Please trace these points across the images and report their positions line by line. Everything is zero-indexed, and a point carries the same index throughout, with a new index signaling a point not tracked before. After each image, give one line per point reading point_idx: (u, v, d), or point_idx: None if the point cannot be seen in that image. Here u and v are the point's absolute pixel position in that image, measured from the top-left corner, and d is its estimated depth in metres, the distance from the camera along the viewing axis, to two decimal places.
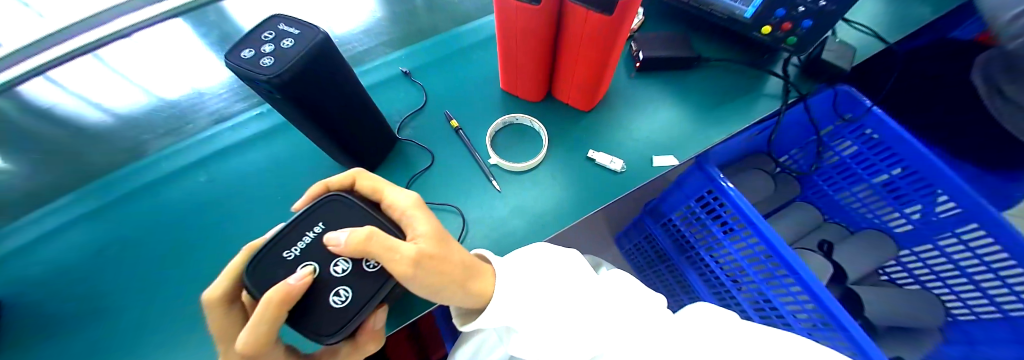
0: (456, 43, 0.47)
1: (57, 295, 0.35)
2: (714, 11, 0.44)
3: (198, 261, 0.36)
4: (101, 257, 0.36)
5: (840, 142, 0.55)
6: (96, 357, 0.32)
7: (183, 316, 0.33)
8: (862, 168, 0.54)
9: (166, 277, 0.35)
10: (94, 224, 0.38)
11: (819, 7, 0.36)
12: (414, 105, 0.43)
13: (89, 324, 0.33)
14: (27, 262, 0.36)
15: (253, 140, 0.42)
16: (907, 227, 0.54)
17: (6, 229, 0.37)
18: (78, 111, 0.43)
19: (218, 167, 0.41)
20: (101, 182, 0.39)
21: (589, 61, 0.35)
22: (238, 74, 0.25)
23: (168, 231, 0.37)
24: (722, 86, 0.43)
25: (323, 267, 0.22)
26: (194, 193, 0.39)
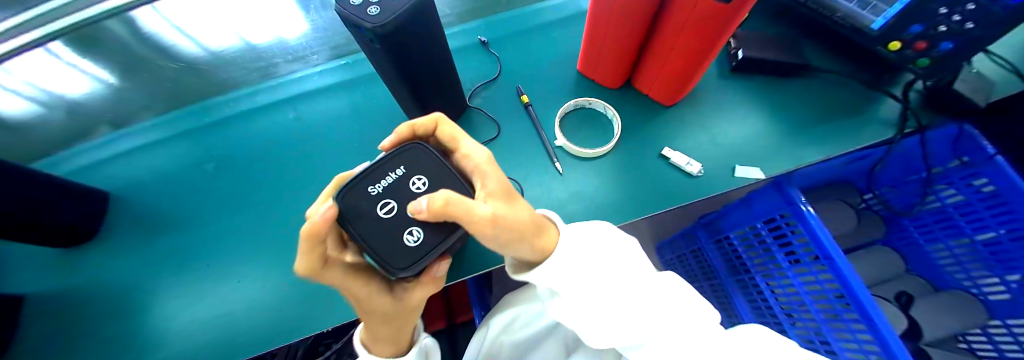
0: (536, 18, 0.46)
1: (163, 197, 0.40)
2: (834, 17, 0.39)
3: (275, 191, 0.39)
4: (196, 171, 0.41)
5: (946, 187, 0.48)
6: (192, 254, 0.37)
7: (260, 236, 0.37)
8: (967, 222, 0.47)
9: (247, 200, 0.39)
10: (192, 143, 0.42)
11: (964, 29, 0.31)
12: (487, 76, 0.43)
13: (186, 225, 0.38)
14: (140, 164, 0.42)
15: (333, 88, 0.44)
16: (1003, 296, 0.46)
17: (125, 132, 0.43)
18: (178, 42, 0.41)
19: (296, 108, 0.43)
20: (204, 108, 0.44)
21: (683, 54, 0.33)
22: (347, 21, 0.26)
23: (251, 159, 0.41)
24: (825, 104, 0.39)
25: (401, 206, 0.21)
26: (275, 128, 0.42)
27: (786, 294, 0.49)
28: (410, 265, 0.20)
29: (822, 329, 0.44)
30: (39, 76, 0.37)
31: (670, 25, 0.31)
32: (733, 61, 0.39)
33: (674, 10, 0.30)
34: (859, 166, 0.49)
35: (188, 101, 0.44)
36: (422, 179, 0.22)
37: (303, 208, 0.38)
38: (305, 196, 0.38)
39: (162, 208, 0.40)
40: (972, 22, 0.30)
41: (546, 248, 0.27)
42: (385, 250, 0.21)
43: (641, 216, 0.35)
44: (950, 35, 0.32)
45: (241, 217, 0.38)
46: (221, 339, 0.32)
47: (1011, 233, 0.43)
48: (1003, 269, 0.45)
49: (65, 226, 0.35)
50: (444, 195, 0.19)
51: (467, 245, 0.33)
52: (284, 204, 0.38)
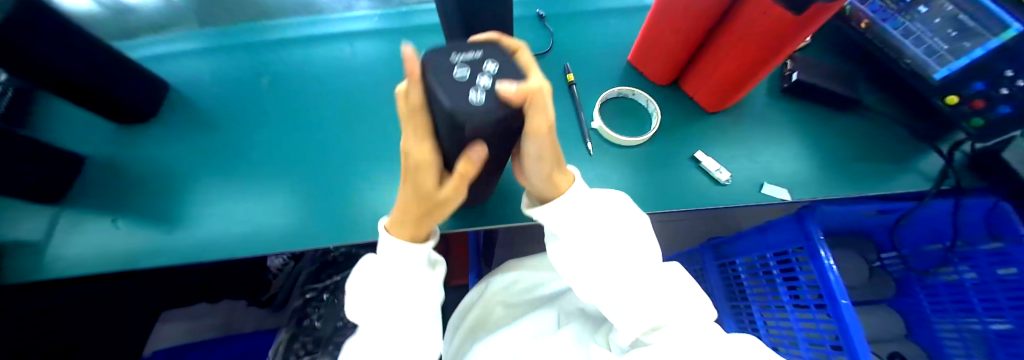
0: (595, 4, 0.46)
1: (213, 99, 0.42)
2: (899, 60, 0.38)
3: (317, 114, 0.41)
4: (248, 81, 0.43)
5: (967, 264, 0.47)
6: (234, 156, 0.39)
7: (298, 152, 0.39)
8: (980, 304, 0.46)
9: (290, 118, 0.41)
10: (248, 55, 0.44)
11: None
12: (538, 49, 0.43)
13: (231, 129, 0.41)
14: (198, 65, 0.44)
15: (390, 30, 0.45)
16: None
17: (188, 33, 0.45)
18: None
19: (350, 43, 0.45)
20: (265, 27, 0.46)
21: (738, 64, 0.33)
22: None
23: (300, 81, 0.43)
24: (865, 144, 0.38)
25: (473, 75, 0.11)
26: (328, 57, 0.44)
27: (779, 328, 0.50)
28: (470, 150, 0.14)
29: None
30: None
31: (728, 35, 0.31)
32: (784, 82, 0.39)
33: (733, 21, 0.29)
34: (882, 217, 0.49)
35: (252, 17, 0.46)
36: (499, 66, 0.12)
37: (344, 135, 0.40)
38: (347, 125, 0.40)
39: (216, 110, 0.42)
40: None
41: (558, 184, 0.27)
42: (449, 117, 0.11)
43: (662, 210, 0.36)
44: (1010, 99, 0.33)
45: (286, 133, 0.40)
46: (251, 236, 0.35)
47: None
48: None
49: (120, 104, 0.37)
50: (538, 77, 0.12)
51: (490, 200, 0.35)
52: (326, 128, 0.40)
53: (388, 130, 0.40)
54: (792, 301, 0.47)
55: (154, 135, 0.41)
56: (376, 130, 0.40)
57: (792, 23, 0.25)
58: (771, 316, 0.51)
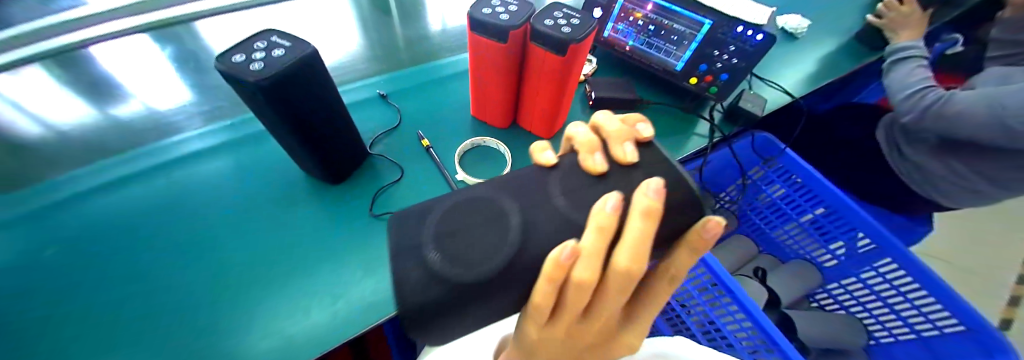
0: (435, 72, 0.52)
1: None
2: (653, 64, 0.53)
3: (141, 265, 0.34)
4: (27, 259, 0.34)
5: (771, 184, 0.62)
6: None
7: (113, 324, 0.31)
8: (790, 208, 0.62)
9: (96, 283, 0.33)
10: (25, 225, 0.35)
11: (732, 63, 0.46)
12: (388, 124, 0.46)
13: None
14: None
15: (231, 146, 0.44)
16: (833, 262, 0.61)
17: None
18: (16, 121, 0.44)
19: (182, 172, 0.41)
20: (63, 177, 0.38)
21: (548, 95, 0.41)
22: (225, 74, 0.27)
23: (112, 235, 0.36)
24: (661, 127, 0.51)
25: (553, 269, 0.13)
26: (151, 194, 0.39)
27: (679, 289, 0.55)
28: (614, 192, 0.16)
29: (710, 315, 0.52)
30: None
31: (533, 73, 0.39)
32: (589, 100, 0.50)
33: (533, 60, 0.38)
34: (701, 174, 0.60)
35: (32, 176, 0.38)
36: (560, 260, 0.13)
37: (185, 277, 0.34)
38: (188, 263, 0.35)
39: None
40: (734, 58, 0.46)
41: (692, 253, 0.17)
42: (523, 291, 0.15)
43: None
44: (723, 69, 0.48)
45: (104, 297, 0.32)
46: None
47: (822, 212, 0.58)
48: (826, 240, 0.60)
49: None
50: (616, 129, 0.19)
51: (375, 285, 0.34)
52: (162, 273, 0.34)
53: (243, 250, 0.36)
54: None
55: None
56: (226, 255, 0.35)
57: (564, 54, 0.34)
58: None
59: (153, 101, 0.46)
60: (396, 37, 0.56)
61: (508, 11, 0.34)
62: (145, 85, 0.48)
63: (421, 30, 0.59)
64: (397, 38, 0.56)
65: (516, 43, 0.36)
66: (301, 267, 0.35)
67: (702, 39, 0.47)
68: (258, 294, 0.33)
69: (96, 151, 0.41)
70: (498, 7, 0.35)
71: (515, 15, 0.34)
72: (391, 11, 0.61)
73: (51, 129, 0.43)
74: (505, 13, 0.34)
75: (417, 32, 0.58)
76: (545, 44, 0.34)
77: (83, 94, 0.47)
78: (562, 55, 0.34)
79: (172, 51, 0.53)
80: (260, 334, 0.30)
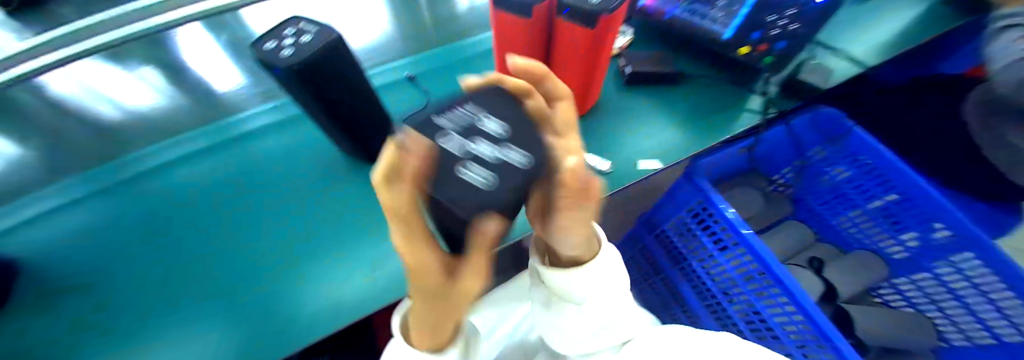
0: (462, 52, 0.51)
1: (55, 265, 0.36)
2: (698, 34, 0.47)
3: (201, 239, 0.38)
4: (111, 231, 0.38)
5: (834, 167, 0.56)
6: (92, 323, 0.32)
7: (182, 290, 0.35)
8: (856, 193, 0.56)
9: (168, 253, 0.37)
10: (108, 202, 0.40)
11: (791, 28, 0.43)
12: (416, 106, 0.46)
13: (85, 296, 0.34)
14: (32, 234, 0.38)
15: (278, 128, 0.46)
16: (903, 254, 0.54)
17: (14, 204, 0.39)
18: (96, 106, 0.47)
19: (232, 154, 0.44)
20: (136, 158, 0.43)
21: (579, 71, 0.38)
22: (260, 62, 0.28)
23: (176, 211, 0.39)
24: (706, 102, 0.46)
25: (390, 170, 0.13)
26: (205, 175, 0.42)
27: (720, 275, 0.52)
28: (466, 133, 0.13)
29: (756, 305, 0.48)
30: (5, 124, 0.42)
31: (562, 48, 0.37)
32: (624, 76, 0.46)
33: (561, 34, 0.35)
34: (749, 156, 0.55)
35: (107, 158, 0.42)
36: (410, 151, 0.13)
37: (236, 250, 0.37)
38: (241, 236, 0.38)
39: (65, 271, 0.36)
40: (793, 22, 0.42)
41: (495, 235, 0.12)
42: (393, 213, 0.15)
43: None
44: (779, 36, 0.43)
45: (178, 264, 0.36)
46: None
47: (893, 199, 0.51)
48: (897, 232, 0.53)
49: None
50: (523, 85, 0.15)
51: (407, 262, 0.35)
52: (221, 245, 0.37)
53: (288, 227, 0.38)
54: (716, 247, 0.50)
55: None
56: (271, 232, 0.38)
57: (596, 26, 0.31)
58: (709, 265, 0.53)
59: (219, 85, 0.49)
60: (422, 17, 0.56)
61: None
62: (205, 70, 0.51)
63: (447, 9, 0.57)
64: (423, 18, 0.55)
65: (542, 17, 0.34)
66: (339, 244, 0.37)
67: (753, 4, 0.43)
68: (303, 267, 0.36)
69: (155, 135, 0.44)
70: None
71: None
72: None
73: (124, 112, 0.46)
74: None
75: (443, 11, 0.56)
76: (574, 17, 0.31)
77: (154, 83, 0.50)
78: (596, 27, 0.31)
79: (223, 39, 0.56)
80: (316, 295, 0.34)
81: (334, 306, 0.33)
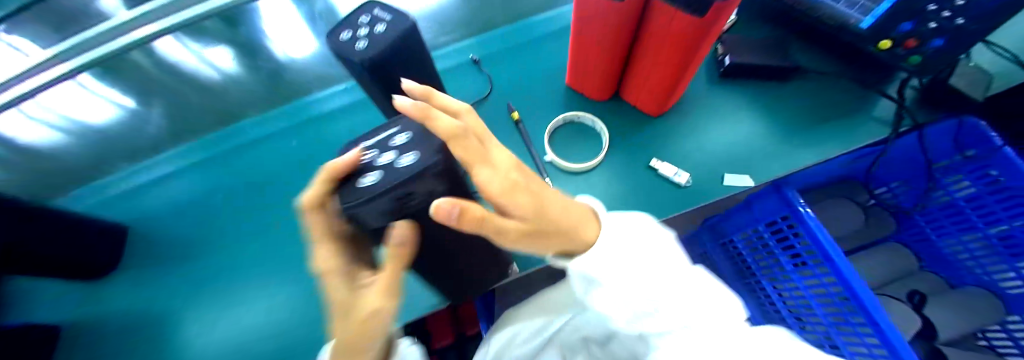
0: (531, 32, 0.47)
1: (176, 222, 0.43)
2: (827, 19, 0.41)
3: (287, 216, 0.42)
4: (210, 199, 0.44)
5: (955, 179, 0.44)
6: (216, 275, 0.40)
7: (279, 257, 0.40)
8: (977, 214, 0.44)
9: (262, 224, 0.42)
10: (206, 172, 0.45)
11: (954, 25, 0.32)
12: (479, 93, 0.43)
13: (203, 253, 0.41)
14: (155, 194, 0.45)
15: (354, 109, 0.46)
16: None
17: (138, 167, 0.46)
18: (196, 68, 0.43)
19: (307, 133, 0.46)
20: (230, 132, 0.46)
21: (666, 65, 0.32)
22: (338, 53, 0.28)
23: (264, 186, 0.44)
24: (823, 102, 0.40)
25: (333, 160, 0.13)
26: (282, 153, 0.45)
27: (792, 297, 0.48)
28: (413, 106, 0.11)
29: (833, 337, 0.42)
30: (69, 106, 0.39)
31: (649, 40, 0.31)
32: (721, 68, 0.41)
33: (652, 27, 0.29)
34: (868, 162, 0.47)
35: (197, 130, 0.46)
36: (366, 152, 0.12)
37: None
38: None
39: (184, 230, 0.43)
40: (962, 17, 0.31)
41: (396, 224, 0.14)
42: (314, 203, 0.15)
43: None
44: (938, 33, 0.33)
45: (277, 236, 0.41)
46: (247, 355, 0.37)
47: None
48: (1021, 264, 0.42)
49: (66, 253, 0.34)
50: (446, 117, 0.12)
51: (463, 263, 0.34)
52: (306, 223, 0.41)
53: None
54: (794, 266, 0.45)
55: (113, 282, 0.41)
56: None
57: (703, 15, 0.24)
58: (780, 285, 0.49)
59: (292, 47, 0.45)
60: None
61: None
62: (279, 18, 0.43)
63: None
64: None
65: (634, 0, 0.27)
66: None
67: None
68: None
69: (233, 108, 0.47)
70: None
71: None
72: None
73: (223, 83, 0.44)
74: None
75: None
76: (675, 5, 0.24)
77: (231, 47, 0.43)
78: (704, 20, 0.24)
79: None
80: None
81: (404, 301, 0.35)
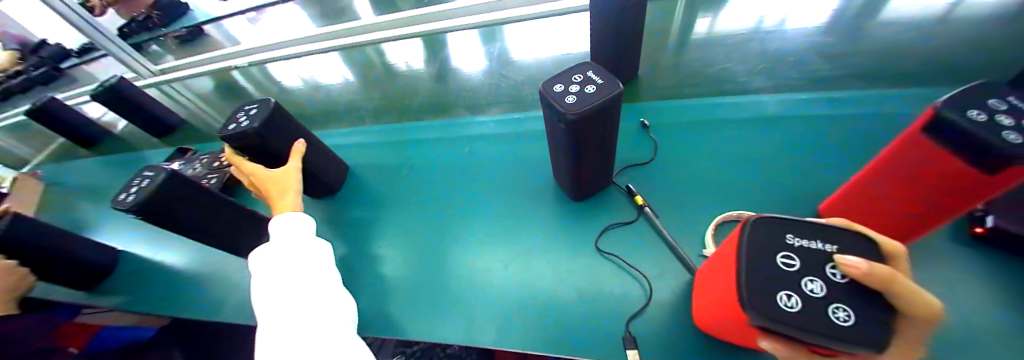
0: (710, 110, 0.49)
1: (367, 173, 0.62)
2: None
3: (432, 191, 0.56)
4: (394, 169, 0.61)
5: None
6: (371, 211, 0.57)
7: (415, 220, 0.54)
8: None
9: (417, 191, 0.56)
10: (391, 150, 0.64)
11: None
12: (641, 157, 0.47)
13: (371, 198, 0.58)
14: (364, 150, 0.66)
15: (511, 135, 0.57)
16: None
17: (364, 128, 0.69)
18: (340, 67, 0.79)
19: (475, 142, 0.59)
20: (423, 125, 0.65)
21: (914, 204, 0.28)
22: (545, 99, 0.35)
23: (428, 169, 0.59)
24: None
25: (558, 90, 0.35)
26: (452, 151, 0.59)
27: None
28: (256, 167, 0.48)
29: None
30: (315, 68, 0.81)
31: (887, 174, 0.29)
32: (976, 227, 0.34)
33: (899, 161, 0.27)
34: None
35: (408, 119, 0.67)
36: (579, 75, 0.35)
37: (446, 216, 0.52)
38: (466, 204, 0.52)
39: (371, 179, 0.61)
40: None
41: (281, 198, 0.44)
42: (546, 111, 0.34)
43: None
44: None
45: (420, 219, 0.53)
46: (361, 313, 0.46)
47: None
48: None
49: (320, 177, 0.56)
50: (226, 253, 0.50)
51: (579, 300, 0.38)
52: (437, 227, 0.51)
53: (477, 239, 0.48)
54: None
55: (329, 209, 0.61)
56: (475, 212, 0.51)
57: (995, 175, 0.22)
58: None
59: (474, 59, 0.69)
60: (665, 67, 0.55)
61: (816, 296, 0.20)
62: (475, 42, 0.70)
63: (697, 65, 0.54)
64: (664, 70, 0.55)
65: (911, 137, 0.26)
66: (511, 237, 0.46)
67: None
68: (478, 241, 0.47)
69: (429, 109, 0.66)
70: (791, 303, 0.20)
71: (842, 300, 0.19)
72: (664, 41, 0.59)
73: (432, 72, 0.71)
74: (837, 314, 0.19)
75: (695, 61, 0.54)
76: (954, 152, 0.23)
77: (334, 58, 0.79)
78: (999, 179, 0.22)
79: (494, 49, 0.69)
80: (489, 262, 0.45)
81: (503, 297, 0.41)
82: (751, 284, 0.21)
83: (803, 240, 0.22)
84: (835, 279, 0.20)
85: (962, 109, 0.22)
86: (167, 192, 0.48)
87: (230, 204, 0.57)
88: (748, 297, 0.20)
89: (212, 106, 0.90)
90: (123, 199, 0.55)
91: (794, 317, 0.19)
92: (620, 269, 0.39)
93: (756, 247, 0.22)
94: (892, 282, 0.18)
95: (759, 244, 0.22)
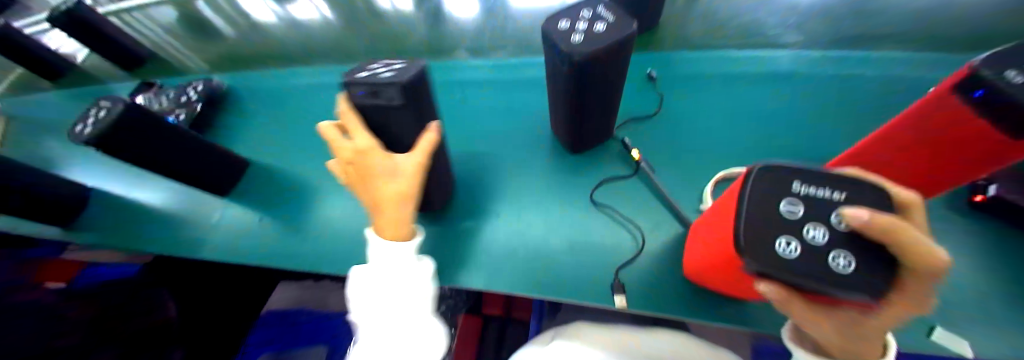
0: (720, 66, 0.47)
1: None
2: None
3: None
4: None
5: None
6: None
7: None
8: None
9: None
10: None
11: None
12: (644, 111, 0.45)
13: None
14: None
15: (509, 83, 0.54)
16: None
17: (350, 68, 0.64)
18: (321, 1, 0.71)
19: (470, 88, 0.55)
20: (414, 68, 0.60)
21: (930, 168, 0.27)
22: (548, 37, 0.31)
23: None
24: None
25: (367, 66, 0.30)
26: (445, 96, 0.55)
27: None
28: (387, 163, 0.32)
29: None
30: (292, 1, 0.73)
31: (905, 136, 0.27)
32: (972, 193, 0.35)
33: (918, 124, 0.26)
34: None
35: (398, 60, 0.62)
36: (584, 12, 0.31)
37: None
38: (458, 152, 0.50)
39: None
40: None
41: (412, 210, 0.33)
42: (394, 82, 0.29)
43: (742, 322, 0.31)
44: None
45: None
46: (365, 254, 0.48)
47: None
48: None
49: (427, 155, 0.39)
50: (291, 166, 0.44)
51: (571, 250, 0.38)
52: None
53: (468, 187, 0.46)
54: None
55: (322, 154, 0.60)
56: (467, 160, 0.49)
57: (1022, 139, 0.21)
58: None
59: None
60: (679, 15, 0.51)
61: (816, 243, 0.19)
62: None
63: (713, 15, 0.50)
64: (678, 19, 0.51)
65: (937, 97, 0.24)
66: (504, 186, 0.45)
67: None
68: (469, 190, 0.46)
69: (421, 50, 0.61)
70: (790, 249, 0.19)
71: (846, 248, 0.19)
72: None
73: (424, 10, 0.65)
74: (837, 262, 0.19)
75: (712, 10, 0.50)
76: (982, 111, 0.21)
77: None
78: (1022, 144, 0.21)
79: None
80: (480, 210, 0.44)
81: (493, 244, 0.40)
82: (751, 230, 0.20)
83: (811, 188, 0.21)
84: (838, 226, 0.19)
85: (1002, 70, 0.20)
86: (124, 125, 0.44)
87: (204, 144, 0.53)
88: (746, 243, 0.19)
89: (178, 36, 0.81)
90: (81, 130, 0.50)
91: (787, 263, 0.19)
92: (612, 222, 0.39)
93: (760, 195, 0.21)
94: (900, 232, 0.17)
95: (765, 191, 0.21)
